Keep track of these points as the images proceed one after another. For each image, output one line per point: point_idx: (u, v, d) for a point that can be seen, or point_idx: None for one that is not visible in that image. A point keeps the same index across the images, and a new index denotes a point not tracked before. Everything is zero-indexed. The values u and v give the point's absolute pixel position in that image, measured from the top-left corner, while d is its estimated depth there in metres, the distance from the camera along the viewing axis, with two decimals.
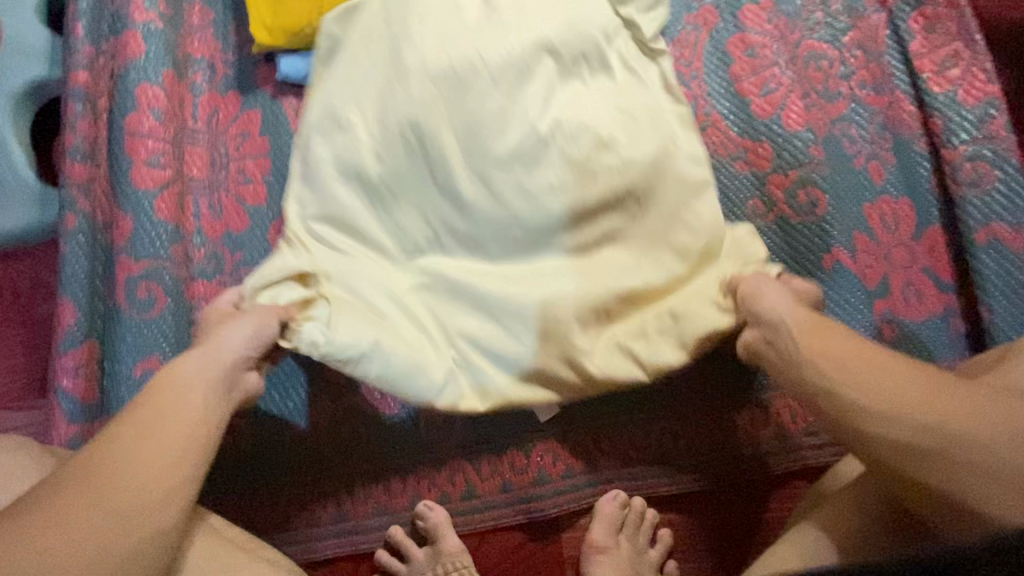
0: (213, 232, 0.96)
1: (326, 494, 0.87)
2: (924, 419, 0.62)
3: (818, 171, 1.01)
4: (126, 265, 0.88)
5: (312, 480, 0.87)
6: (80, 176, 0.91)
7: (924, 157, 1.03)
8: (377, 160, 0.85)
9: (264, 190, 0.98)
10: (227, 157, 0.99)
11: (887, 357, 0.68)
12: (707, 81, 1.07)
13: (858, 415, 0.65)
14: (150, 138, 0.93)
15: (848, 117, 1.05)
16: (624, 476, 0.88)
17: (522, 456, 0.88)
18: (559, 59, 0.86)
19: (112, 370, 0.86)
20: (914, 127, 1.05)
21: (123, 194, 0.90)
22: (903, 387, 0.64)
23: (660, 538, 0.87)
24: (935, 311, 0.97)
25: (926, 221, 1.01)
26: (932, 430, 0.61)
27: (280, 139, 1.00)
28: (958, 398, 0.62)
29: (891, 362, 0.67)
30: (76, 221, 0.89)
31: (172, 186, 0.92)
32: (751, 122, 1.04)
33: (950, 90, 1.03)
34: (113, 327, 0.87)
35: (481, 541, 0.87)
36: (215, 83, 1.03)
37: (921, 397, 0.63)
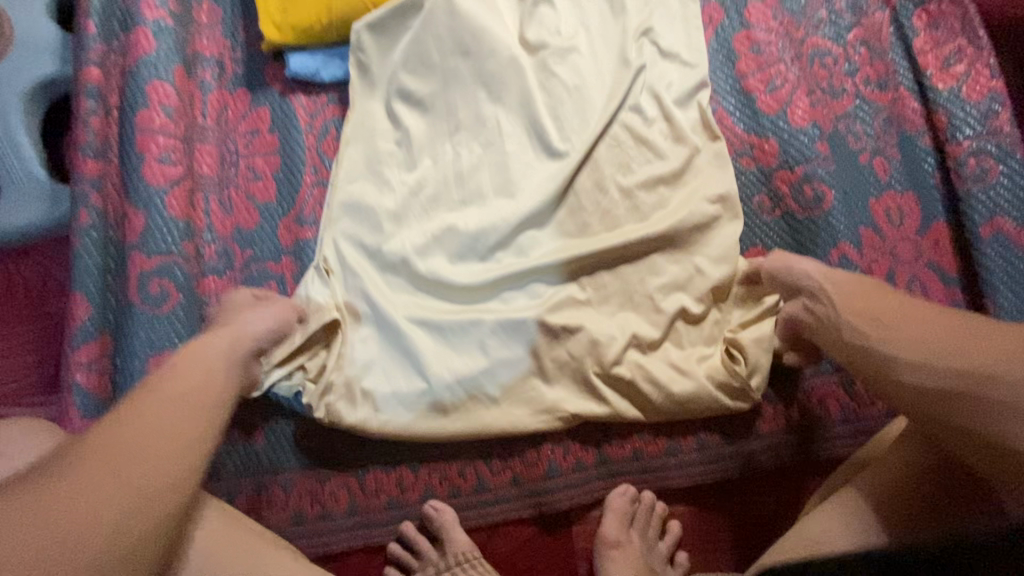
0: (224, 228, 0.96)
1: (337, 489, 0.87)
2: (956, 365, 0.63)
3: (825, 166, 1.01)
4: (139, 261, 0.89)
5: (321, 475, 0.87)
6: (92, 172, 0.92)
7: (929, 153, 1.04)
8: (391, 181, 0.96)
9: (274, 186, 0.99)
10: (237, 154, 1.00)
11: (916, 310, 0.70)
12: (713, 78, 1.07)
13: (891, 366, 0.67)
14: (162, 134, 0.93)
15: (853, 114, 1.05)
16: (635, 469, 0.89)
17: (533, 450, 0.89)
18: (550, 95, 0.99)
19: (123, 365, 0.86)
20: (918, 123, 1.05)
21: (134, 190, 0.91)
22: (931, 335, 0.66)
23: (669, 530, 0.88)
24: (941, 304, 0.97)
25: (931, 216, 1.01)
26: (967, 372, 0.62)
27: (289, 136, 1.01)
28: (999, 342, 0.62)
29: (920, 314, 0.69)
30: (88, 216, 0.90)
31: (184, 182, 0.93)
32: (756, 119, 1.05)
33: (954, 86, 1.04)
34: (125, 323, 0.88)
35: (491, 535, 0.87)
36: (225, 81, 1.03)
37: (951, 346, 0.64)
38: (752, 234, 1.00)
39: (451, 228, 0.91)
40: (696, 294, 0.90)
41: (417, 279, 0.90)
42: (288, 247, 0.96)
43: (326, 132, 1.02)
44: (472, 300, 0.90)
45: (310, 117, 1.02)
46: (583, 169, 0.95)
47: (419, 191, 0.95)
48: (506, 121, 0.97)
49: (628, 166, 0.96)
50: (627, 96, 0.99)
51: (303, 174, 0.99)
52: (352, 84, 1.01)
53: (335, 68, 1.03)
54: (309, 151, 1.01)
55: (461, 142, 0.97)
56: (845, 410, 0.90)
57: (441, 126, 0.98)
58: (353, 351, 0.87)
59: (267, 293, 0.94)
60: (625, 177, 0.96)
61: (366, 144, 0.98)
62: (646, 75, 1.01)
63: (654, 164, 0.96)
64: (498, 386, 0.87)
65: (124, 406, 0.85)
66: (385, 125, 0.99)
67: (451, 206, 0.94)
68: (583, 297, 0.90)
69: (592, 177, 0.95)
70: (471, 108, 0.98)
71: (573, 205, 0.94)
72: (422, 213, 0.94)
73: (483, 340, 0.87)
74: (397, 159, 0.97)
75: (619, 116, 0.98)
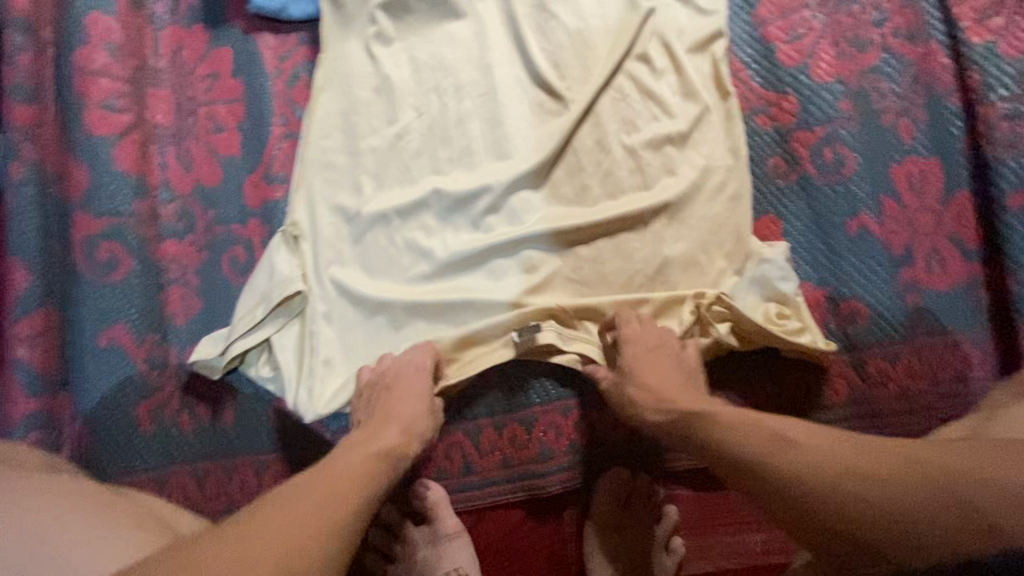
0: (183, 186, 0.86)
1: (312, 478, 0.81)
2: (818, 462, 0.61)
3: (847, 127, 0.93)
4: (83, 223, 0.80)
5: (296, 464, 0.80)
6: (24, 120, 0.81)
7: (957, 115, 0.95)
8: (369, 136, 0.86)
9: (238, 139, 0.88)
10: (194, 100, 0.88)
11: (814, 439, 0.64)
12: (729, 24, 0.97)
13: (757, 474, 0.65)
14: (105, 77, 0.83)
15: (879, 69, 0.96)
16: (630, 450, 0.84)
17: (523, 432, 0.83)
18: (548, 42, 0.88)
19: (74, 339, 0.79)
20: (948, 82, 0.96)
21: (78, 143, 0.81)
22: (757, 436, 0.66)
23: (665, 515, 0.82)
24: (960, 281, 0.91)
25: (956, 184, 0.93)
26: (829, 465, 0.61)
27: (254, 81, 0.90)
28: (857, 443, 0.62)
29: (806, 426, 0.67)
30: (22, 170, 0.79)
31: (133, 132, 0.83)
32: (775, 72, 0.95)
33: (990, 41, 0.94)
34: (73, 292, 0.79)
35: (478, 517, 0.83)
36: (179, 15, 0.91)
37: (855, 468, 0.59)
38: (765, 200, 0.93)
39: (438, 190, 0.82)
40: (699, 265, 0.83)
41: (397, 247, 0.82)
42: (255, 209, 0.86)
43: (296, 77, 0.90)
44: (455, 272, 0.81)
45: (278, 60, 0.91)
46: (584, 126, 0.86)
47: (401, 147, 0.85)
48: (503, 71, 0.87)
49: (635, 123, 0.87)
50: (634, 45, 0.89)
51: (270, 125, 0.89)
52: (324, 22, 0.89)
53: (306, 2, 0.91)
54: (277, 99, 0.89)
55: (450, 93, 0.86)
56: (855, 392, 0.87)
57: (429, 73, 0.87)
58: (327, 323, 0.79)
59: (232, 260, 0.85)
60: (628, 135, 0.86)
61: (341, 91, 0.87)
62: (656, 20, 0.90)
63: (662, 121, 0.87)
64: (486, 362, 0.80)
65: (75, 383, 0.78)
66: (362, 70, 0.88)
67: (435, 165, 0.84)
68: (580, 270, 0.83)
69: (593, 136, 0.86)
70: (463, 56, 0.88)
71: (570, 166, 0.85)
72: (405, 173, 0.84)
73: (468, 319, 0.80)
74: (378, 111, 0.87)
75: (626, 67, 0.88)
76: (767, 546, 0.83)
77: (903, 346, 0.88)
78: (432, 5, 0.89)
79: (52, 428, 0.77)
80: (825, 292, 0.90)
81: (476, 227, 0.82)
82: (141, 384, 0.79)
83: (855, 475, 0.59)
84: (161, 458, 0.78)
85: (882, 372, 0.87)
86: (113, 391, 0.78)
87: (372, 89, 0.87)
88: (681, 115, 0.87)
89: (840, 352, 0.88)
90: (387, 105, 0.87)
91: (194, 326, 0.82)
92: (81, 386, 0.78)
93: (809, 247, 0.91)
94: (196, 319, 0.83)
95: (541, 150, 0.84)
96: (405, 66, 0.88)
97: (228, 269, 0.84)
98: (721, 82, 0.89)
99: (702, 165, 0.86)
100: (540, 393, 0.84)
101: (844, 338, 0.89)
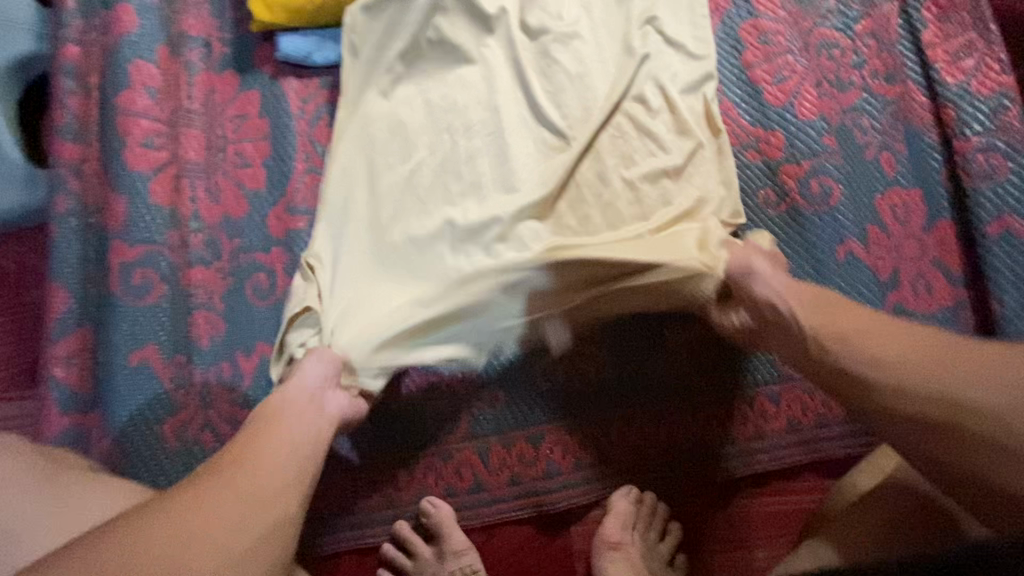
0: (211, 216, 0.92)
1: (314, 492, 0.85)
2: (923, 371, 0.65)
3: (832, 161, 0.99)
4: (120, 250, 0.85)
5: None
6: (70, 157, 0.87)
7: (936, 148, 1.01)
8: (385, 170, 0.92)
9: (263, 173, 0.95)
10: (224, 139, 0.96)
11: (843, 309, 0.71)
12: (719, 68, 1.04)
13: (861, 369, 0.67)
14: (145, 118, 0.90)
15: (860, 107, 1.03)
16: (632, 469, 0.87)
17: (530, 449, 0.86)
18: (551, 84, 0.96)
19: (106, 359, 0.82)
20: (926, 119, 1.03)
21: (117, 178, 0.87)
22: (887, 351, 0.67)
23: (670, 532, 0.86)
24: (946, 304, 0.95)
25: (936, 213, 0.99)
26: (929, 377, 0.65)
27: (280, 121, 0.97)
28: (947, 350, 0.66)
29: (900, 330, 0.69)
30: (67, 204, 0.86)
31: (168, 167, 0.90)
32: (763, 111, 1.02)
33: (963, 81, 1.01)
34: (108, 314, 0.84)
35: (488, 536, 0.85)
36: (212, 61, 0.99)
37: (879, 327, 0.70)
38: (756, 229, 0.98)
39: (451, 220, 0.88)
40: None
41: (411, 272, 0.87)
42: (278, 238, 0.92)
43: (318, 118, 0.98)
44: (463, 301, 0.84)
45: (302, 101, 0.98)
46: (586, 161, 0.93)
47: (416, 179, 0.91)
48: (509, 112, 0.94)
49: (632, 158, 0.93)
50: (630, 88, 0.96)
51: (293, 161, 0.95)
52: (346, 67, 0.97)
53: (328, 50, 0.99)
54: (300, 137, 0.96)
55: (461, 132, 0.93)
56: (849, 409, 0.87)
57: (439, 114, 0.94)
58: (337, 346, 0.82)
59: (254, 285, 0.90)
60: (625, 170, 0.93)
61: (360, 130, 0.94)
62: (650, 65, 0.97)
63: (657, 155, 0.93)
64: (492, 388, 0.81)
65: (105, 402, 0.81)
66: (379, 111, 0.95)
67: (447, 195, 0.90)
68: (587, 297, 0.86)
69: (593, 171, 0.93)
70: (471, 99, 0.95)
71: (572, 199, 0.91)
72: (418, 204, 0.90)
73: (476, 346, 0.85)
74: (392, 147, 0.93)
75: (623, 108, 0.95)
76: (768, 564, 0.85)
77: None
78: (444, 52, 0.97)
79: (81, 444, 0.81)
80: None
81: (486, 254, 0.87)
82: (170, 403, 0.83)
83: (928, 373, 0.65)
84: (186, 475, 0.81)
85: None
86: (142, 409, 0.82)
87: (388, 129, 0.94)
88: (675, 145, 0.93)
89: None
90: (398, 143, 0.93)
91: (217, 347, 0.87)
92: (110, 406, 0.81)
93: (801, 272, 0.96)
94: (220, 341, 0.87)
95: (543, 183, 0.90)
96: (418, 108, 0.95)
97: (251, 294, 0.89)
98: (711, 120, 0.95)
99: (699, 194, 0.90)
100: (541, 411, 0.87)
101: None
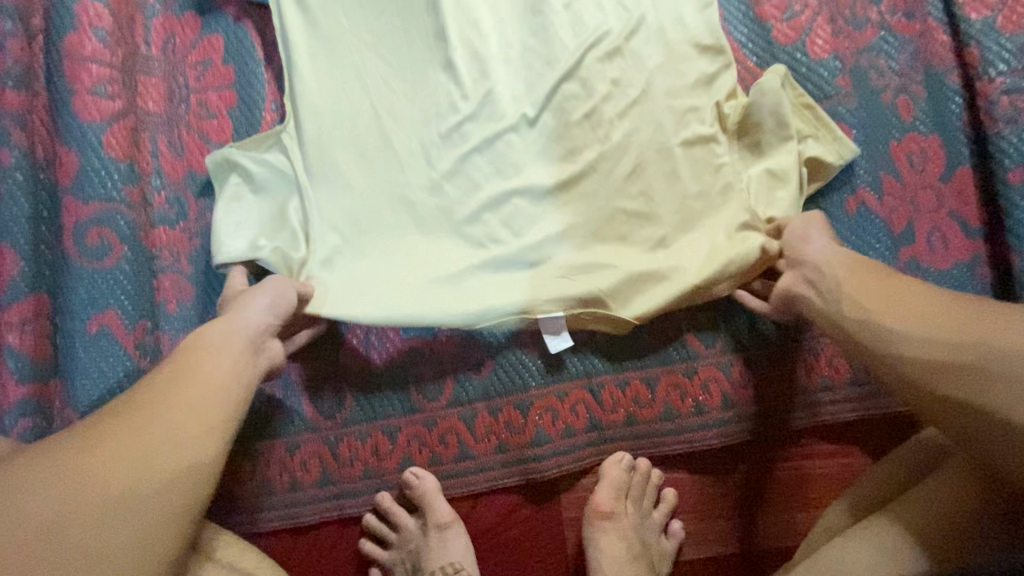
0: (175, 172, 0.86)
1: (292, 460, 0.81)
2: None
3: (846, 104, 0.92)
4: (74, 208, 0.79)
5: (269, 441, 0.81)
6: (11, 105, 0.78)
7: (956, 92, 0.93)
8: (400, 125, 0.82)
9: (229, 125, 0.88)
10: (187, 89, 0.89)
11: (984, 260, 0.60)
12: (724, 4, 0.95)
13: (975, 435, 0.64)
14: (94, 62, 0.81)
15: (877, 47, 0.94)
16: (627, 436, 0.82)
17: (519, 414, 0.82)
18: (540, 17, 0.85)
19: (65, 325, 0.78)
20: (946, 58, 0.94)
21: (68, 127, 0.80)
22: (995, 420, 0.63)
23: (664, 499, 0.82)
24: (962, 258, 0.89)
25: (956, 162, 0.92)
26: None
27: (246, 68, 0.89)
28: None
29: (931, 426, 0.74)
30: (11, 157, 0.77)
31: (125, 119, 0.82)
32: (773, 51, 0.93)
33: (988, 16, 0.90)
34: (63, 278, 0.78)
35: (474, 505, 0.81)
36: (171, 2, 0.90)
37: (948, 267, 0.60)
38: None
39: (469, 163, 0.81)
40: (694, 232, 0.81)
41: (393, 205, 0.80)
42: None
43: None
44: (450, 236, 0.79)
45: (269, 45, 0.90)
46: (568, 93, 0.83)
47: (346, 72, 0.83)
48: (493, 62, 0.83)
49: (628, 104, 0.83)
50: (638, 28, 0.84)
51: (263, 111, 0.88)
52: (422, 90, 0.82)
53: None
54: (269, 86, 0.89)
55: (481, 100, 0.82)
56: (856, 371, 0.83)
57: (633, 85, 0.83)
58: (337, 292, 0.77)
59: None
60: (610, 105, 0.82)
61: None
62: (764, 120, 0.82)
63: (615, 97, 0.83)
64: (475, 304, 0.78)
65: (67, 371, 0.77)
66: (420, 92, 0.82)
67: (392, 102, 0.82)
68: (589, 243, 0.80)
69: (594, 121, 0.82)
70: (637, 72, 0.83)
71: (554, 112, 0.82)
72: (351, 139, 0.81)
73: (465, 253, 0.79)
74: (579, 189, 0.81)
75: (626, 47, 0.84)
76: (767, 530, 0.81)
77: None
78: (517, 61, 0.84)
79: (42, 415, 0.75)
80: None
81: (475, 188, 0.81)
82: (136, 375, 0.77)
83: None
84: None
85: None
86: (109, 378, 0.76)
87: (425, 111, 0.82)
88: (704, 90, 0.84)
89: None
90: (601, 279, 0.79)
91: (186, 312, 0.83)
92: (72, 374, 0.77)
93: None
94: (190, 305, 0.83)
95: (528, 113, 0.82)
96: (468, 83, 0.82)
97: None
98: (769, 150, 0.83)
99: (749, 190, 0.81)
100: (530, 376, 0.83)
101: None
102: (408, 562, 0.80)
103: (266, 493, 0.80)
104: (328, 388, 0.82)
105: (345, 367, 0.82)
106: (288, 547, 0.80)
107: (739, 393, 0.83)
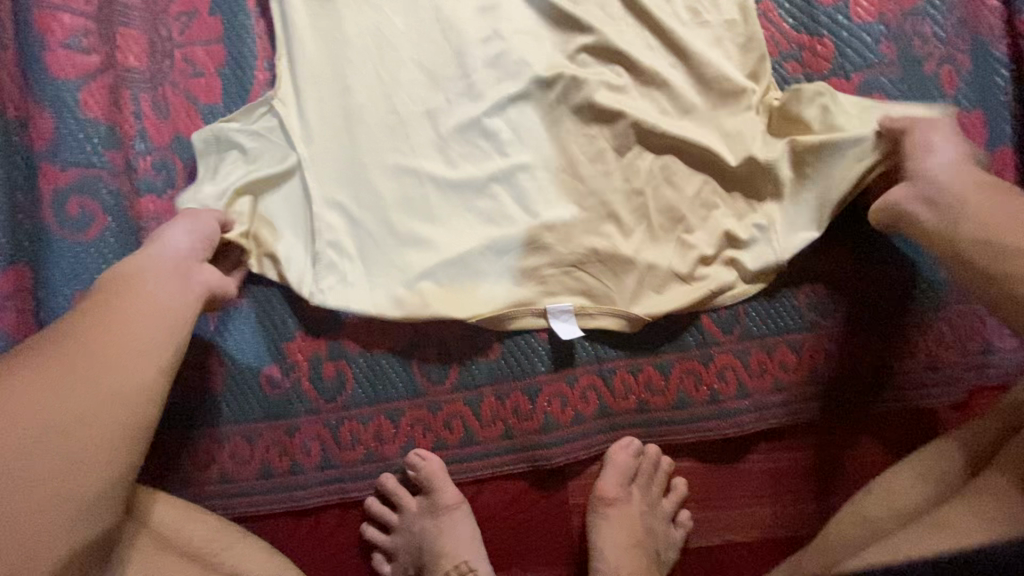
0: (160, 136, 0.78)
1: (291, 442, 0.78)
2: None
3: (886, 74, 0.85)
4: (51, 175, 0.74)
5: (268, 422, 0.78)
6: None
7: (1004, 64, 0.86)
8: (402, 87, 0.75)
9: (219, 84, 0.79)
10: (168, 41, 0.80)
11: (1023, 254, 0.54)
12: None
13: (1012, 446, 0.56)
14: (68, 13, 0.77)
15: (923, 10, 0.86)
16: (637, 423, 0.80)
17: (527, 400, 0.79)
18: None
19: (46, 300, 0.73)
20: (996, 26, 0.86)
21: (40, 86, 0.75)
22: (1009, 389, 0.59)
23: (673, 488, 0.81)
24: None
25: (997, 139, 0.85)
26: None
27: (233, 20, 0.80)
28: None
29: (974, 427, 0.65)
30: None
31: (102, 76, 0.77)
32: (810, 13, 0.86)
33: None
34: (40, 248, 0.74)
35: (479, 489, 0.80)
36: None
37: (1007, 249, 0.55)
38: None
39: (478, 129, 0.75)
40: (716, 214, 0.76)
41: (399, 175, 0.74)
42: None
43: None
44: (456, 209, 0.75)
45: None
46: (585, 58, 0.76)
47: (342, 30, 0.76)
48: (506, 20, 0.76)
49: (652, 71, 0.76)
50: None
51: (253, 67, 0.80)
52: (425, 45, 0.76)
53: None
54: (260, 40, 0.80)
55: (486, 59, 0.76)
56: (878, 362, 0.79)
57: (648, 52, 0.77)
58: (345, 270, 0.73)
59: None
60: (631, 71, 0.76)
61: None
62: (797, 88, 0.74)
63: (636, 62, 0.76)
64: (493, 284, 0.74)
65: None
66: (421, 47, 0.76)
67: (397, 62, 0.76)
68: (604, 222, 0.75)
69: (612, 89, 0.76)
70: (661, 37, 0.77)
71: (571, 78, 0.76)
72: (351, 104, 0.75)
73: (479, 224, 0.74)
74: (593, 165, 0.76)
75: (652, 7, 0.77)
76: (777, 520, 0.80)
77: (933, 316, 0.79)
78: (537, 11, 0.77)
79: None
80: (853, 255, 0.80)
81: (482, 157, 0.75)
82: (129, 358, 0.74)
83: None
84: (166, 437, 0.78)
85: (910, 344, 0.79)
86: None
87: (430, 71, 0.76)
88: (733, 54, 0.77)
89: (868, 322, 0.80)
90: (612, 269, 0.75)
91: None
92: None
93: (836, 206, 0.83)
94: None
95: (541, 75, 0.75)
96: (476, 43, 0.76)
97: None
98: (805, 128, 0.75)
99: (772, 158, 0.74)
100: (538, 363, 0.79)
101: (873, 307, 0.80)
102: (412, 545, 0.78)
103: (264, 475, 0.78)
104: (328, 369, 0.79)
105: (346, 347, 0.79)
106: (290, 529, 0.79)
107: (758, 384, 0.79)
